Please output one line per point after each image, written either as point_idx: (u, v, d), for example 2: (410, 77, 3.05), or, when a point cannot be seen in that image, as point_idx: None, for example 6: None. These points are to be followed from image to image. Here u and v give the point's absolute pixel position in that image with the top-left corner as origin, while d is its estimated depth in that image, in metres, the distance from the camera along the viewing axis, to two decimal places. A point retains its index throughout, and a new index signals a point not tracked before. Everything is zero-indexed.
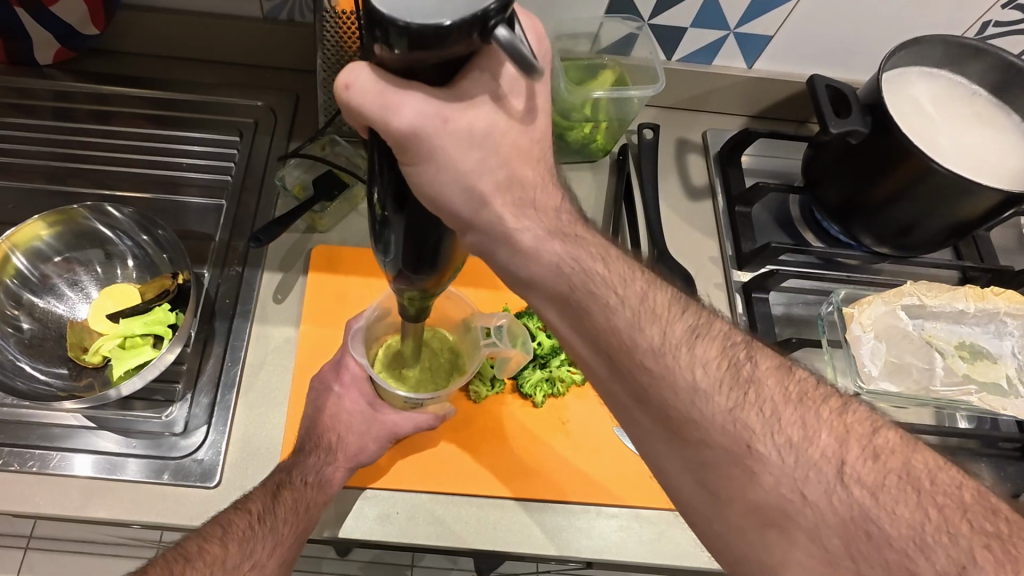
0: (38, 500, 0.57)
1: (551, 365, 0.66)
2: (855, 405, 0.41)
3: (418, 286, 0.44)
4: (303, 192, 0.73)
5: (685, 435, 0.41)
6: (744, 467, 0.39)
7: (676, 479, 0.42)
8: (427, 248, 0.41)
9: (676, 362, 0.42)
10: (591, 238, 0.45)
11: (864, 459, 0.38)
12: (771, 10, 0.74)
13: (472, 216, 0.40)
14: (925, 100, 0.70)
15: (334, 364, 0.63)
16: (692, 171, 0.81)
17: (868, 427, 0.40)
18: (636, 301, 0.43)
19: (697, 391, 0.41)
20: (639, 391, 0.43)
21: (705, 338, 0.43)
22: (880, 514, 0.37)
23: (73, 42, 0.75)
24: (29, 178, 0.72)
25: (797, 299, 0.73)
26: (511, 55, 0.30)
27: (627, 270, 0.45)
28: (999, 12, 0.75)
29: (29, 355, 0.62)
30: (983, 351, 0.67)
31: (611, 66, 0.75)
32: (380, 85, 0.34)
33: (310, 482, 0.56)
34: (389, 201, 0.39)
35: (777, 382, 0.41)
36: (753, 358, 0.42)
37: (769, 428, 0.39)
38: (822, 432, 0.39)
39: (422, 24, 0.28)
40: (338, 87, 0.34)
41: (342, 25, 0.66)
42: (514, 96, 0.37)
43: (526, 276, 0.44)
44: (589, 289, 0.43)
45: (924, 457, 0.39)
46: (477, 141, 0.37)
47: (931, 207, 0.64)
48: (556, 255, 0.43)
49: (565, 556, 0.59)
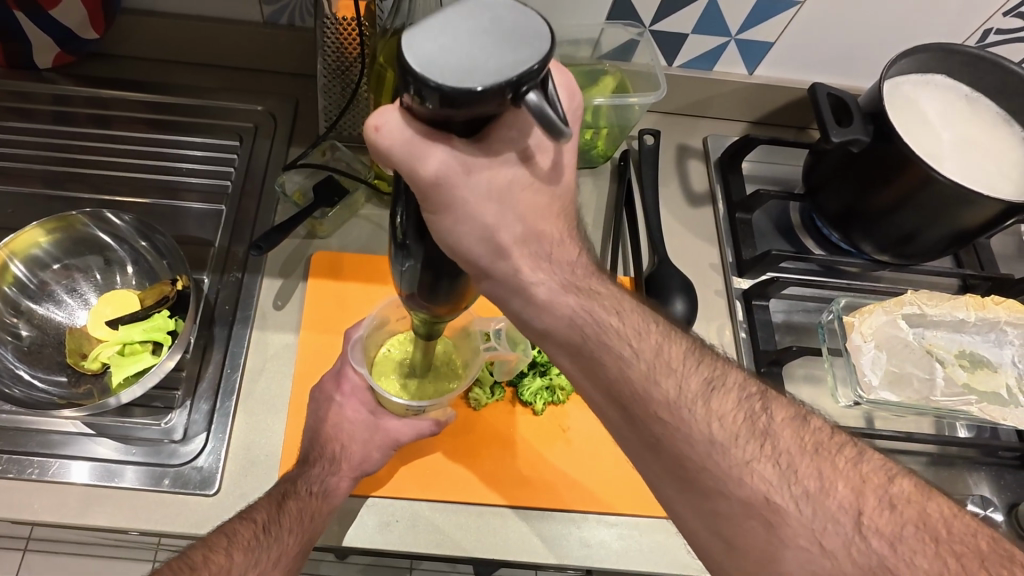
0: (37, 506, 0.57)
1: (551, 373, 0.66)
2: (869, 452, 0.41)
3: (431, 311, 0.44)
4: (303, 198, 0.73)
5: (701, 486, 0.41)
6: (762, 520, 0.39)
7: (692, 529, 0.42)
8: (442, 282, 0.41)
9: (692, 415, 0.42)
10: (606, 291, 0.45)
11: (881, 510, 0.38)
12: (771, 18, 0.74)
13: (489, 267, 0.41)
14: (925, 109, 0.70)
15: (335, 374, 0.63)
16: (692, 177, 0.81)
17: (883, 477, 0.40)
18: (650, 354, 0.44)
19: (713, 444, 0.41)
20: (654, 443, 0.43)
21: (720, 390, 0.43)
22: (898, 564, 0.36)
23: (72, 46, 0.75)
24: (28, 183, 0.72)
25: (798, 306, 0.73)
26: (540, 120, 0.30)
27: (641, 321, 0.45)
28: (1000, 20, 0.75)
29: (28, 362, 0.62)
30: (983, 360, 0.67)
31: (612, 71, 0.75)
32: (407, 133, 0.34)
33: (315, 492, 0.56)
34: (411, 230, 0.39)
35: (793, 433, 0.41)
36: (769, 410, 0.42)
37: (785, 480, 0.39)
38: (838, 483, 0.39)
39: (454, 87, 0.28)
40: (367, 129, 0.34)
41: (343, 31, 0.66)
42: (540, 155, 0.38)
43: (540, 327, 0.44)
44: (603, 341, 0.43)
45: (938, 505, 0.39)
46: (495, 195, 0.38)
47: (935, 216, 0.64)
48: (570, 308, 0.43)
49: (564, 564, 0.59)
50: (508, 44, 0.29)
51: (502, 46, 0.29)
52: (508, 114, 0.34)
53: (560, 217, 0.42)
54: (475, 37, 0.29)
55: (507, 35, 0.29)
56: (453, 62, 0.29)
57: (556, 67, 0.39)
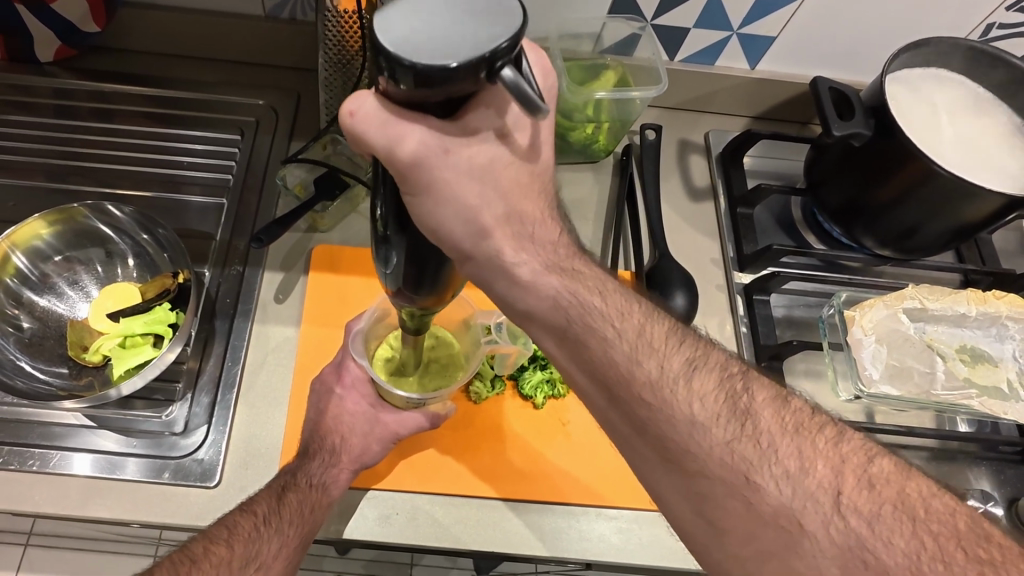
0: (38, 498, 0.57)
1: (551, 366, 0.66)
2: (850, 433, 0.41)
3: (417, 306, 0.44)
4: (304, 192, 0.73)
5: (683, 466, 0.41)
6: (742, 498, 0.39)
7: (677, 512, 0.42)
8: (427, 273, 0.40)
9: (673, 395, 0.42)
10: (589, 272, 0.45)
11: (860, 489, 0.38)
12: (773, 11, 0.74)
13: (473, 249, 0.41)
14: (926, 99, 0.70)
15: (335, 367, 0.63)
16: (694, 173, 0.81)
17: (863, 456, 0.40)
18: (633, 335, 0.44)
19: (694, 424, 0.41)
20: (639, 425, 0.43)
21: (702, 370, 0.43)
22: (876, 544, 0.36)
23: (74, 40, 0.75)
24: (29, 176, 0.72)
25: (799, 301, 0.73)
26: (518, 97, 0.29)
27: (625, 302, 0.45)
28: (1003, 14, 0.75)
29: (30, 354, 0.62)
30: (984, 355, 0.67)
31: (613, 66, 0.75)
32: (384, 113, 0.34)
33: (315, 484, 0.56)
34: (391, 220, 0.39)
35: (773, 413, 0.41)
36: (750, 390, 0.42)
37: (766, 459, 0.39)
38: (818, 462, 0.39)
39: (428, 64, 0.28)
40: (344, 115, 0.35)
41: (344, 23, 0.65)
42: (517, 133, 0.38)
43: (523, 308, 0.44)
44: (587, 322, 0.43)
45: (918, 484, 0.39)
46: (476, 175, 0.38)
47: (937, 208, 0.64)
48: (554, 288, 0.43)
49: (558, 557, 0.59)
50: (479, 23, 0.29)
51: (473, 23, 0.29)
52: (484, 90, 0.33)
53: (541, 194, 0.42)
54: (447, 18, 0.29)
55: (480, 15, 0.29)
56: (425, 41, 0.28)
57: (531, 47, 0.39)
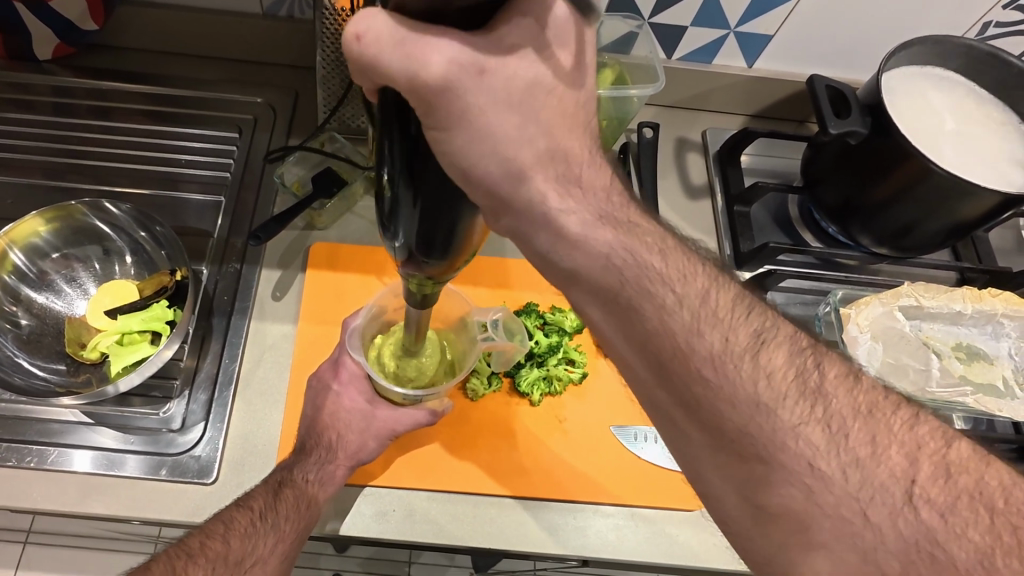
0: (36, 494, 0.57)
1: (548, 364, 0.66)
2: (926, 416, 0.41)
3: (428, 270, 0.41)
4: (301, 189, 0.73)
5: (743, 448, 0.40)
6: (803, 485, 0.38)
7: (722, 496, 0.41)
8: (442, 228, 0.38)
9: (738, 372, 0.41)
10: (648, 228, 0.45)
11: (934, 479, 0.37)
12: (770, 11, 0.74)
13: (511, 194, 0.40)
14: (926, 96, 0.71)
15: (332, 363, 0.64)
16: (691, 171, 0.81)
17: (940, 442, 0.39)
18: (696, 304, 0.43)
19: (759, 405, 0.40)
20: (691, 402, 0.42)
21: (770, 345, 0.42)
22: (947, 538, 0.36)
23: (73, 38, 0.75)
24: (28, 173, 0.72)
25: (796, 298, 0.73)
26: None
27: (688, 267, 0.45)
28: (1000, 12, 0.75)
29: (28, 351, 0.62)
30: (979, 352, 0.68)
31: (610, 64, 0.74)
32: (398, 31, 0.32)
33: (311, 480, 0.56)
34: (400, 174, 0.36)
35: (846, 393, 0.41)
36: (821, 367, 0.42)
37: (834, 445, 0.39)
38: (891, 449, 0.38)
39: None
40: (350, 40, 0.33)
41: (340, 24, 0.66)
42: (559, 50, 0.38)
43: (568, 266, 0.44)
44: (643, 284, 0.43)
45: (996, 473, 0.38)
46: (515, 104, 0.37)
47: (931, 207, 0.64)
48: (608, 243, 0.43)
49: (559, 554, 0.60)
50: None
51: None
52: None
53: (585, 130, 0.41)
54: None
55: None
56: None
57: None
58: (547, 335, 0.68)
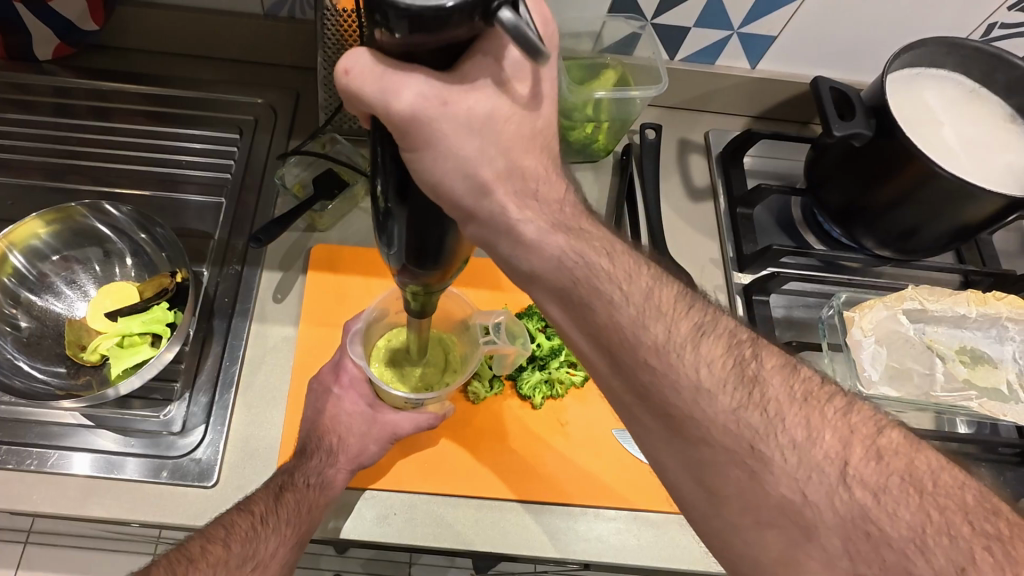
0: (36, 498, 0.57)
1: (550, 366, 0.66)
2: (860, 403, 0.40)
3: (421, 282, 0.43)
4: (303, 190, 0.73)
5: (685, 432, 0.40)
6: (744, 467, 0.38)
7: (676, 481, 0.41)
8: (431, 243, 0.40)
9: (680, 360, 0.40)
10: (596, 232, 0.44)
11: (867, 460, 0.37)
12: (775, 11, 0.73)
13: (473, 207, 0.39)
14: (922, 100, 0.70)
15: (334, 366, 0.63)
16: (694, 172, 0.81)
17: (872, 428, 0.38)
18: (640, 299, 0.42)
19: (700, 390, 0.40)
20: (641, 390, 0.41)
21: (709, 336, 0.42)
22: (881, 516, 0.35)
23: (74, 38, 0.75)
24: (27, 174, 0.72)
25: (798, 301, 0.73)
26: (516, 39, 0.29)
27: (633, 265, 0.44)
28: (1005, 13, 0.74)
29: (28, 354, 0.62)
30: (984, 356, 0.67)
31: (613, 66, 0.74)
32: (378, 69, 0.33)
33: (312, 484, 0.56)
34: (391, 193, 0.38)
35: (783, 380, 0.40)
36: (759, 356, 0.41)
37: (771, 428, 0.38)
38: (825, 432, 0.38)
39: (422, 5, 0.28)
40: (337, 74, 0.33)
41: (343, 24, 0.66)
42: (517, 82, 0.37)
43: (528, 270, 0.43)
44: (593, 285, 0.42)
45: (927, 457, 0.38)
46: (476, 130, 0.36)
47: (937, 211, 0.64)
48: (559, 249, 0.42)
49: (562, 558, 0.59)
50: None
51: None
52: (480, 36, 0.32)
53: (544, 152, 0.40)
54: None
55: None
56: None
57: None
58: (549, 338, 0.67)
